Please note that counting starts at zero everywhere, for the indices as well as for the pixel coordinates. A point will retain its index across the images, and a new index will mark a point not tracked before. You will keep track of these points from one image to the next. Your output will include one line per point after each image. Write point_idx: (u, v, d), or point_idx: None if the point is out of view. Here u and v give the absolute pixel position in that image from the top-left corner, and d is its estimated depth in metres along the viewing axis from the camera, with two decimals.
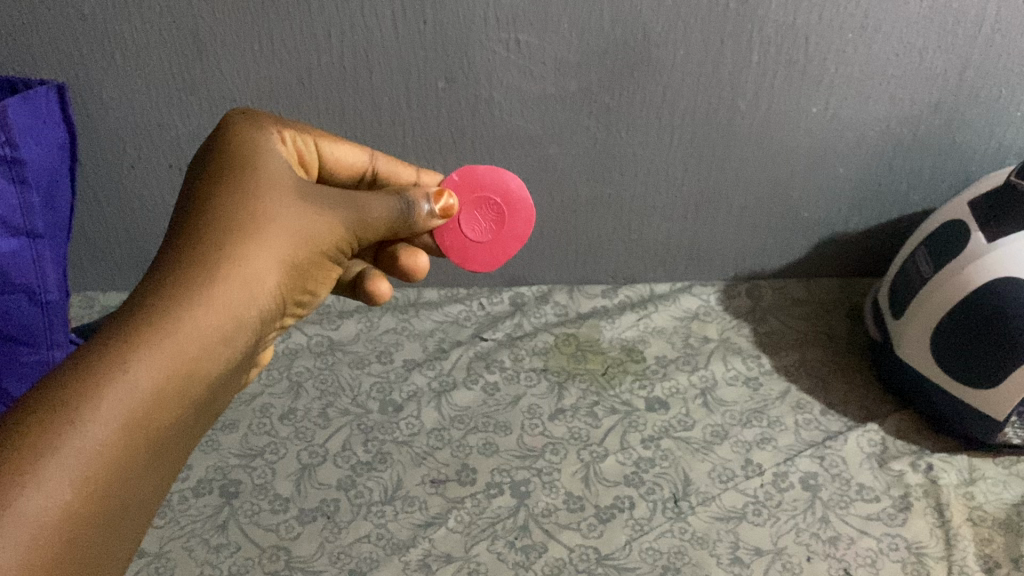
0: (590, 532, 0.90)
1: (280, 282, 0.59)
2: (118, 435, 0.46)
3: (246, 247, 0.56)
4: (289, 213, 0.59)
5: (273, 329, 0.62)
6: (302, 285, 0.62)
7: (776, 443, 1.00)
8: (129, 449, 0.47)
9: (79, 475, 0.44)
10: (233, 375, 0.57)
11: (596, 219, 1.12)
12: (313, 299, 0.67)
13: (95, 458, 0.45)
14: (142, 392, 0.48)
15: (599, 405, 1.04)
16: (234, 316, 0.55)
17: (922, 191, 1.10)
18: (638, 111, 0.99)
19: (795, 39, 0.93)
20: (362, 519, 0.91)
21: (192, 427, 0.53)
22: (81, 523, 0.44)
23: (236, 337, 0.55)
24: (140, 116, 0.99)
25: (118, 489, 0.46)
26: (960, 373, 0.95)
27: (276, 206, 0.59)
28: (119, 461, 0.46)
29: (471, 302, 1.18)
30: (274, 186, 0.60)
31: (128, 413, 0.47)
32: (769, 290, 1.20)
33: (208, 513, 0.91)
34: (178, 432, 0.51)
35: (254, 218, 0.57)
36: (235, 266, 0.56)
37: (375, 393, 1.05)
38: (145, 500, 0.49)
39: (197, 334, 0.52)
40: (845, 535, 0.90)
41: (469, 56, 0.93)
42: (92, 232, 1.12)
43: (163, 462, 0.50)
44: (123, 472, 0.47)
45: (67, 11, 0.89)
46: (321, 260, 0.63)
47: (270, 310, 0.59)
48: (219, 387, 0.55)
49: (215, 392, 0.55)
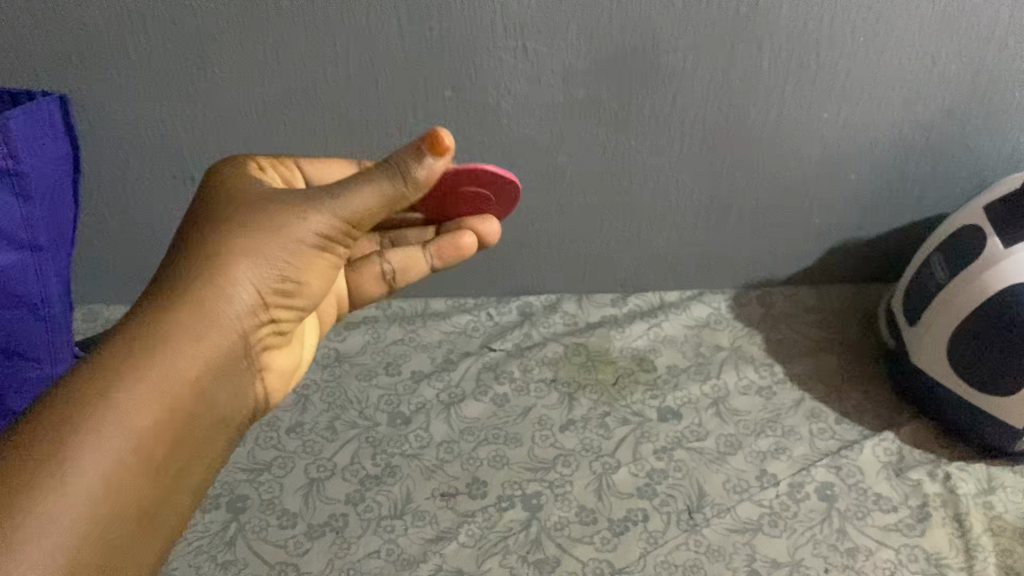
0: (604, 545, 0.89)
1: (271, 287, 0.56)
2: (109, 453, 0.45)
3: (223, 252, 0.55)
4: (266, 212, 0.57)
5: (279, 336, 0.60)
6: (303, 289, 0.59)
7: (791, 452, 0.99)
8: (119, 467, 0.46)
9: (70, 496, 0.43)
10: (236, 387, 0.55)
11: (606, 226, 1.10)
12: (317, 293, 0.61)
13: (87, 478, 0.44)
14: (121, 413, 0.47)
15: (611, 415, 1.03)
16: (219, 323, 0.54)
17: (936, 196, 1.08)
18: (648, 118, 0.98)
19: (807, 44, 0.92)
20: (371, 534, 0.90)
21: (197, 440, 0.52)
22: (81, 546, 0.43)
23: (226, 344, 0.54)
24: (143, 128, 0.98)
25: (119, 508, 0.45)
26: (976, 380, 0.94)
27: (255, 210, 0.57)
28: (116, 479, 0.45)
29: (479, 312, 1.17)
30: (248, 198, 0.59)
31: (114, 431, 0.46)
32: (781, 297, 1.19)
33: (216, 530, 0.90)
34: (179, 443, 0.50)
35: (228, 228, 0.56)
36: (216, 273, 0.54)
37: (383, 405, 1.04)
38: (155, 519, 0.48)
39: (180, 345, 0.51)
40: (864, 546, 0.89)
41: (476, 64, 0.92)
42: (96, 244, 1.10)
43: (166, 477, 0.49)
44: (117, 490, 0.45)
45: (70, 23, 0.88)
46: (319, 253, 0.58)
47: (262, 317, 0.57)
48: (220, 397, 0.54)
49: (216, 402, 0.53)
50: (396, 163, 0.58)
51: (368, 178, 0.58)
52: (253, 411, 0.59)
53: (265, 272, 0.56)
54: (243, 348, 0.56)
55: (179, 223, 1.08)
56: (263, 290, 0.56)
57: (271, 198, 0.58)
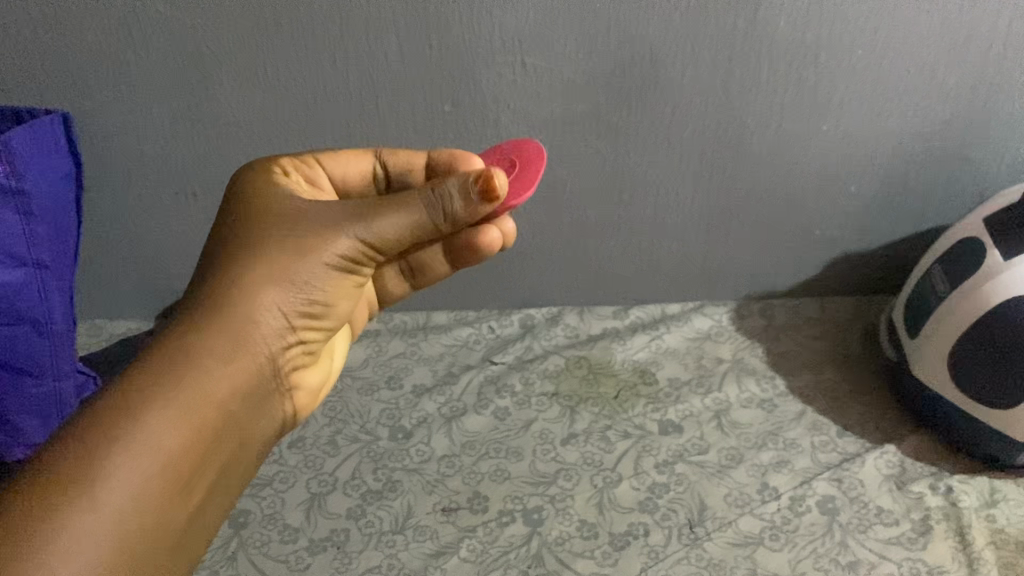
0: (605, 560, 0.89)
1: (301, 305, 0.57)
2: (138, 475, 0.45)
3: (259, 268, 0.55)
4: (300, 230, 0.57)
5: (307, 353, 0.60)
6: (328, 306, 0.59)
7: (792, 465, 0.98)
8: (154, 484, 0.46)
9: (101, 515, 0.43)
10: (265, 405, 0.56)
11: (606, 240, 1.11)
12: (343, 314, 0.62)
13: (115, 500, 0.44)
14: (158, 429, 0.47)
15: (612, 429, 1.03)
16: (251, 342, 0.54)
17: (937, 207, 1.08)
18: (647, 131, 0.98)
19: (805, 57, 0.92)
20: (372, 549, 0.90)
21: (227, 460, 0.52)
22: (107, 572, 0.43)
23: (258, 363, 0.54)
24: (145, 145, 0.99)
25: (149, 529, 0.45)
26: (976, 393, 0.94)
27: (288, 226, 0.57)
28: (147, 496, 0.45)
29: (480, 325, 1.17)
30: (281, 213, 0.58)
31: (149, 448, 0.46)
32: (782, 309, 1.18)
33: (217, 544, 0.90)
34: (208, 461, 0.50)
35: (258, 246, 0.56)
36: (253, 289, 0.55)
37: (385, 419, 1.04)
38: (183, 538, 0.48)
39: (212, 364, 0.51)
40: (866, 560, 0.89)
41: (476, 80, 0.93)
42: (101, 261, 1.11)
43: (195, 496, 0.49)
44: (152, 509, 0.46)
45: (73, 44, 0.89)
46: (348, 276, 0.59)
47: (290, 336, 0.57)
48: (249, 416, 0.54)
49: (247, 421, 0.53)
50: (436, 191, 0.58)
51: (403, 202, 0.58)
52: (280, 427, 0.59)
53: (297, 293, 0.56)
54: (276, 365, 0.56)
55: (181, 237, 1.08)
56: (298, 309, 0.57)
57: (308, 215, 0.58)
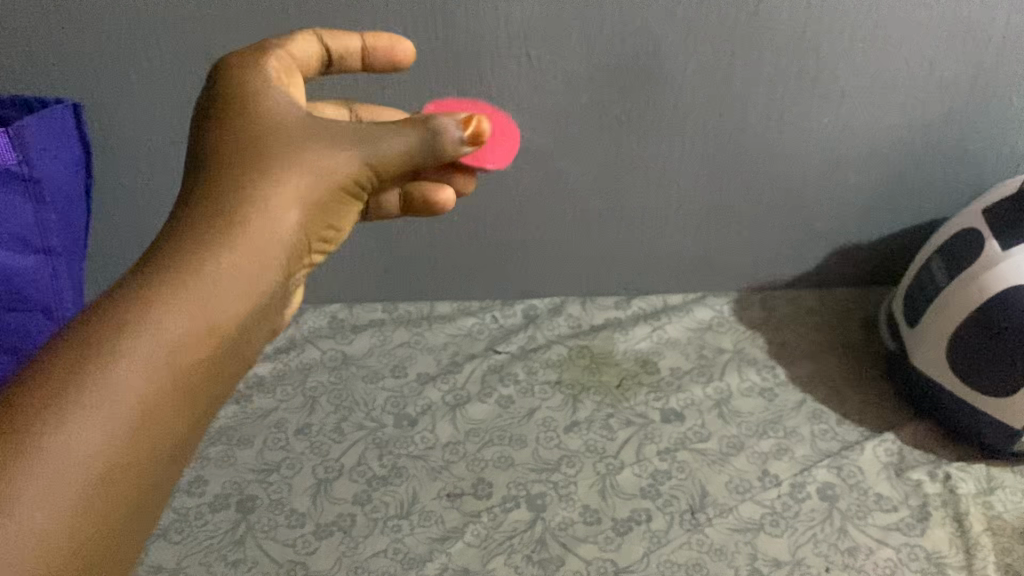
0: (608, 545, 0.90)
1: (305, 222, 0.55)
2: (140, 394, 0.44)
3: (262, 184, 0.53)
4: (299, 149, 0.55)
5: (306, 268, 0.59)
6: (326, 224, 0.58)
7: (792, 453, 1.00)
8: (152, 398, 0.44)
9: (97, 428, 0.42)
10: (266, 320, 0.54)
11: (608, 231, 1.12)
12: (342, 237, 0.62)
13: (112, 417, 0.42)
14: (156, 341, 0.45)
15: (614, 417, 1.04)
16: (254, 261, 0.52)
17: (936, 198, 1.09)
18: (649, 124, 0.99)
19: (806, 50, 0.93)
20: (378, 534, 0.91)
21: (227, 375, 0.50)
22: (100, 487, 0.42)
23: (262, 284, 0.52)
24: (154, 135, 1.00)
25: (146, 444, 0.44)
26: (974, 381, 0.95)
27: (288, 147, 0.55)
28: (145, 410, 0.44)
29: (484, 315, 1.18)
30: (279, 132, 0.56)
31: (147, 361, 0.44)
32: (782, 300, 1.20)
33: (226, 529, 0.92)
34: (208, 384, 0.48)
35: (259, 170, 0.54)
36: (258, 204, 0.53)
37: (389, 407, 1.06)
38: (179, 453, 0.47)
39: (214, 276, 0.49)
40: (864, 545, 0.90)
41: (482, 72, 0.94)
42: (108, 249, 1.12)
43: (189, 417, 0.47)
44: (150, 424, 0.44)
45: (83, 35, 0.90)
46: (346, 197, 0.59)
47: (296, 252, 0.55)
48: (250, 332, 0.52)
49: (249, 336, 0.52)
50: (430, 125, 0.59)
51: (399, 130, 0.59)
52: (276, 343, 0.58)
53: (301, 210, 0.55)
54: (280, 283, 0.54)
55: None
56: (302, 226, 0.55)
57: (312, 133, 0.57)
